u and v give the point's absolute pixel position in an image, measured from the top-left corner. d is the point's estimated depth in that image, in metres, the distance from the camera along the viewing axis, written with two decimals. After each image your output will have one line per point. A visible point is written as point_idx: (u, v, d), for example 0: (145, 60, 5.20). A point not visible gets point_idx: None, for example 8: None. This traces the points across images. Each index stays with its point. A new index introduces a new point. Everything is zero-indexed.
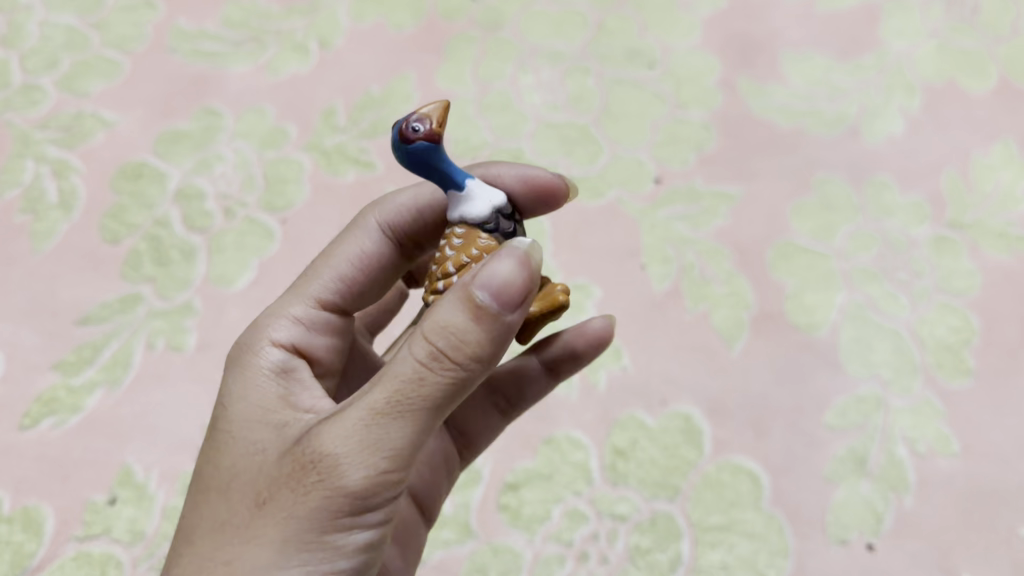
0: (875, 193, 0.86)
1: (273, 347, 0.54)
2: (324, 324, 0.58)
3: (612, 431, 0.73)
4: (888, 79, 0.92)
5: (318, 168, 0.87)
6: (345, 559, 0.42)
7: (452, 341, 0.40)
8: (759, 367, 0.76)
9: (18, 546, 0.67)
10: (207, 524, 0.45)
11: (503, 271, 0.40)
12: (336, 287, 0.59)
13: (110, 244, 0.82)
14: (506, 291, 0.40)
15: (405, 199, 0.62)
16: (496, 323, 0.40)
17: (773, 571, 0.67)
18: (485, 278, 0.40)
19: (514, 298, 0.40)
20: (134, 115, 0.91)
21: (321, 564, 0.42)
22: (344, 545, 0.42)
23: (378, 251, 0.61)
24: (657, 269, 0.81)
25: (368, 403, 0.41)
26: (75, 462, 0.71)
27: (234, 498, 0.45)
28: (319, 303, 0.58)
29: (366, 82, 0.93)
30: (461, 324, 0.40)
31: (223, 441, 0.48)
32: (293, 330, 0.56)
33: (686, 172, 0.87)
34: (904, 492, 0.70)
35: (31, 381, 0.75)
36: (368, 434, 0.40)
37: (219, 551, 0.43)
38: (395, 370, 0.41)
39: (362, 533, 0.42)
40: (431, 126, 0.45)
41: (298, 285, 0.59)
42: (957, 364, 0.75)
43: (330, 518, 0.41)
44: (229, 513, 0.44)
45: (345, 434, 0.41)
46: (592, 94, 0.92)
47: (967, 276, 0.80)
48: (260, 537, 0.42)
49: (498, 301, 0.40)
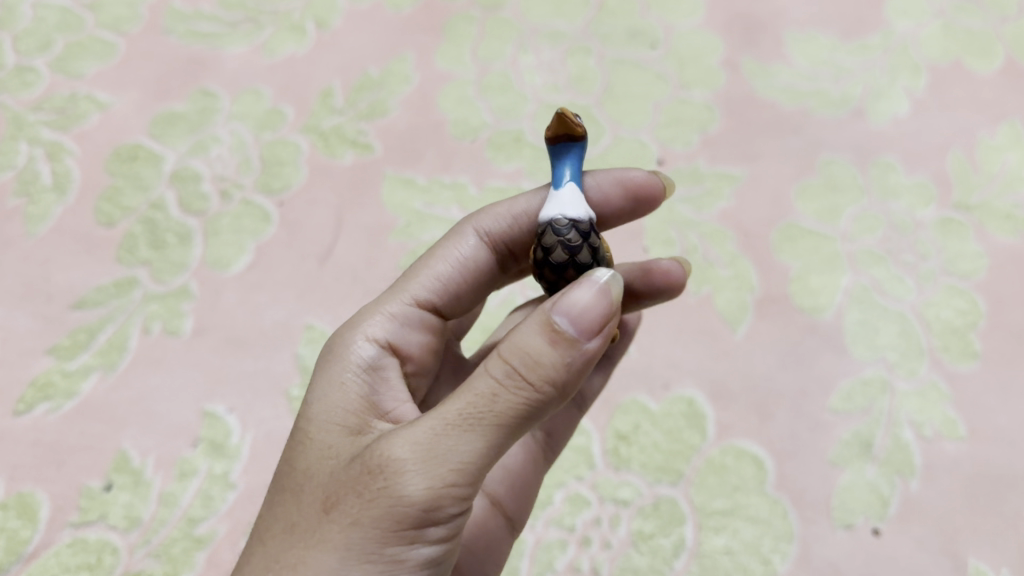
0: (880, 174, 0.85)
1: (367, 342, 0.54)
2: (422, 325, 0.58)
3: (615, 415, 0.72)
4: (893, 59, 0.91)
5: (315, 150, 0.86)
6: None
7: (528, 361, 0.40)
8: (764, 349, 0.75)
9: (13, 533, 0.66)
10: (278, 524, 0.44)
11: (584, 299, 0.41)
12: (435, 288, 0.59)
13: (104, 227, 0.81)
14: (586, 318, 0.41)
15: (504, 208, 0.60)
16: (573, 356, 0.41)
17: (777, 557, 0.66)
18: (567, 304, 0.41)
19: (593, 325, 0.41)
20: (129, 97, 0.90)
21: None
22: (407, 560, 0.41)
23: (476, 260, 0.60)
24: (660, 251, 0.80)
25: (442, 421, 0.40)
26: (70, 448, 0.70)
27: (303, 502, 0.44)
28: (416, 302, 0.58)
29: (364, 63, 0.92)
30: (538, 346, 0.40)
31: (299, 445, 0.48)
32: (392, 328, 0.56)
33: (688, 154, 0.86)
34: (910, 476, 0.69)
35: (25, 366, 0.74)
36: (436, 444, 0.40)
37: (282, 554, 0.42)
38: (472, 386, 0.40)
39: (424, 547, 0.41)
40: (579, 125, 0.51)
41: (399, 284, 0.59)
42: (963, 346, 0.74)
43: (392, 527, 0.40)
44: (299, 515, 0.43)
45: (418, 444, 0.40)
46: (593, 75, 0.91)
47: (973, 258, 0.79)
48: (324, 541, 0.41)
49: (576, 328, 0.41)
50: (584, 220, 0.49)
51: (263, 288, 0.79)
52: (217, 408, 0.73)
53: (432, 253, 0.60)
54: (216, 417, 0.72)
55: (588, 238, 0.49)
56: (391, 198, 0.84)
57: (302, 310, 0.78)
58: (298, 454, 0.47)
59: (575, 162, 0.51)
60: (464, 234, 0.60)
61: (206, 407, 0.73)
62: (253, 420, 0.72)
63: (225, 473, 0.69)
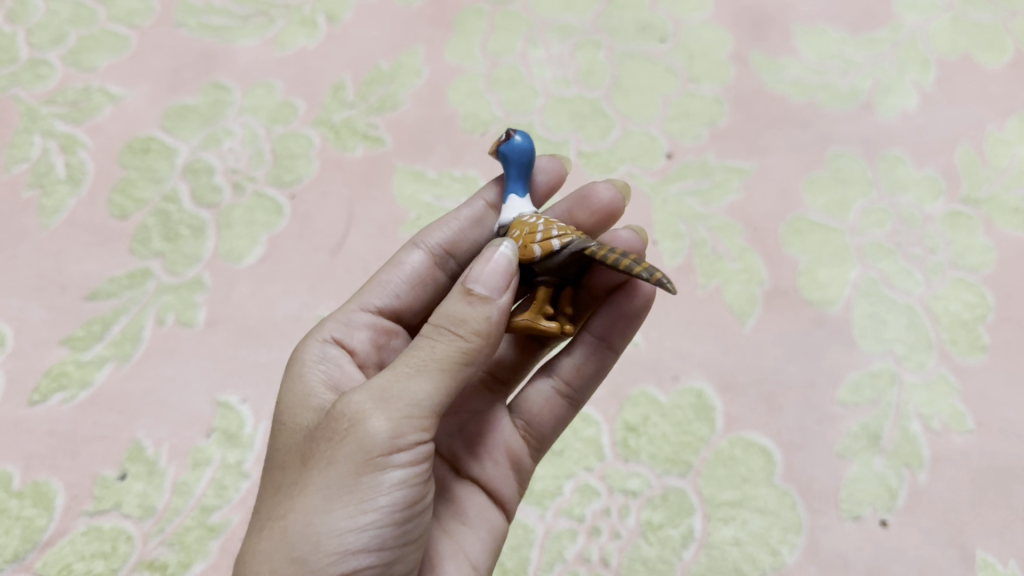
0: (889, 168, 0.85)
1: (318, 342, 0.56)
2: (370, 326, 0.59)
3: (624, 407, 0.73)
4: (901, 53, 0.91)
5: (326, 143, 0.87)
6: (385, 506, 0.42)
7: (454, 319, 0.44)
8: (772, 342, 0.75)
9: (28, 521, 0.67)
10: (264, 507, 0.45)
11: (491, 266, 0.46)
12: (381, 295, 0.60)
13: (118, 219, 0.82)
14: (496, 283, 0.46)
15: (447, 219, 0.62)
16: (492, 310, 0.45)
17: (785, 548, 0.67)
18: (475, 272, 0.46)
19: (501, 285, 0.46)
20: (142, 90, 0.91)
21: (363, 509, 0.42)
22: (384, 490, 0.42)
23: (423, 269, 0.62)
24: (669, 243, 0.80)
25: (392, 375, 0.44)
26: (85, 437, 0.71)
27: (285, 473, 0.46)
28: (365, 308, 0.60)
29: (374, 57, 0.93)
30: (461, 308, 0.44)
31: (271, 447, 0.50)
32: (339, 329, 0.58)
33: (698, 147, 0.86)
34: (918, 468, 0.69)
35: (40, 356, 0.74)
36: (388, 390, 0.43)
37: (273, 518, 0.44)
38: (412, 348, 0.44)
39: (398, 479, 0.43)
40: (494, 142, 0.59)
41: (351, 298, 0.61)
42: (971, 339, 0.75)
43: (363, 461, 0.42)
44: (281, 489, 0.45)
45: (373, 392, 0.43)
46: (602, 68, 0.92)
47: (982, 251, 0.79)
48: (305, 491, 0.43)
49: (489, 289, 0.45)
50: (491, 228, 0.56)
51: (275, 280, 0.80)
52: (231, 398, 0.74)
53: (384, 268, 0.62)
54: (229, 408, 0.73)
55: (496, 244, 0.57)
56: (401, 191, 0.85)
57: (314, 302, 0.79)
58: (272, 455, 0.49)
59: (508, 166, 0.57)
60: (410, 246, 0.62)
61: (220, 397, 0.74)
62: (265, 410, 0.73)
63: (239, 462, 0.70)
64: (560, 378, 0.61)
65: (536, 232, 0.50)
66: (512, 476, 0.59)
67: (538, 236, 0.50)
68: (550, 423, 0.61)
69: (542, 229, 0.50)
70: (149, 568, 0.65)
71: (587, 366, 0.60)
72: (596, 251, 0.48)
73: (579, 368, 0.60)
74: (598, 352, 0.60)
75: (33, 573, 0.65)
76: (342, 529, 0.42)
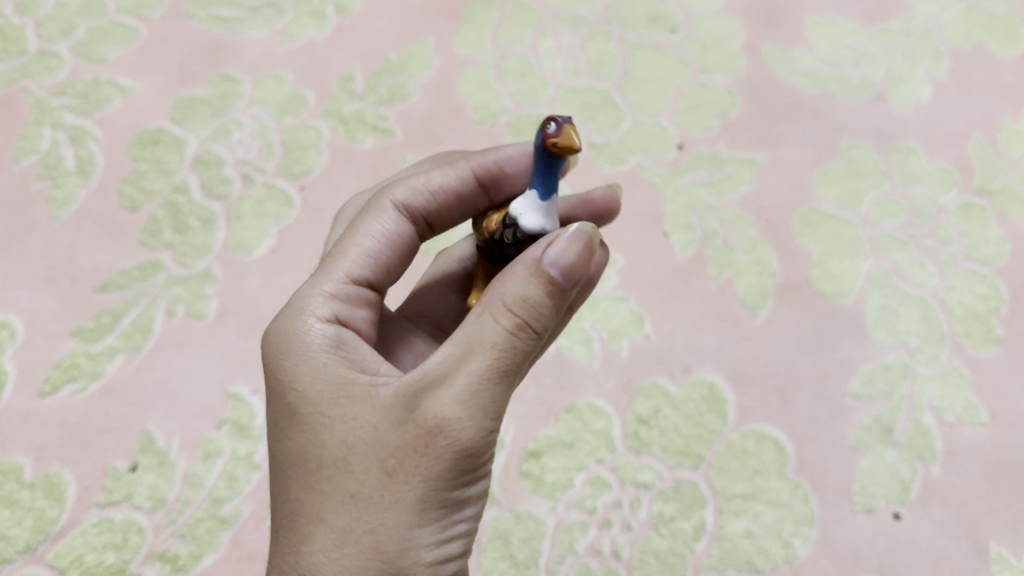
0: (902, 158, 0.85)
1: (319, 321, 0.49)
2: (365, 301, 0.52)
3: (635, 399, 0.72)
4: (914, 43, 0.91)
5: (336, 135, 0.87)
6: (466, 510, 0.44)
7: (530, 313, 0.43)
8: (783, 334, 0.75)
9: (40, 513, 0.67)
10: (324, 507, 0.42)
11: (562, 247, 0.44)
12: (365, 262, 0.53)
13: (128, 211, 0.82)
14: (569, 270, 0.44)
15: (419, 180, 0.57)
16: (556, 299, 0.44)
17: (798, 540, 0.66)
18: (556, 256, 0.44)
19: (575, 273, 0.45)
20: (151, 81, 0.90)
21: (450, 519, 0.43)
22: (466, 496, 0.44)
23: (401, 231, 0.55)
24: (680, 235, 0.80)
25: (481, 374, 0.42)
26: (95, 429, 0.70)
27: (343, 474, 0.42)
28: (351, 279, 0.52)
29: (384, 48, 0.92)
30: (533, 296, 0.43)
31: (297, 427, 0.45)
32: (338, 306, 0.50)
33: (709, 139, 0.86)
34: (931, 461, 0.69)
35: (50, 348, 0.74)
36: (482, 397, 0.42)
37: (351, 526, 0.42)
38: (485, 342, 0.42)
39: (475, 483, 0.44)
40: (547, 137, 0.49)
41: (322, 267, 0.52)
42: (985, 331, 0.74)
43: (458, 475, 0.42)
44: (345, 493, 0.42)
45: (470, 399, 0.42)
46: (612, 59, 0.91)
47: (996, 243, 0.79)
48: (396, 506, 0.41)
49: (563, 276, 0.44)
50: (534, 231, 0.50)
51: (286, 271, 0.80)
52: (242, 390, 0.73)
53: (356, 228, 0.54)
54: (239, 400, 0.73)
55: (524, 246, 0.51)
56: None
57: None
58: (303, 437, 0.44)
59: (542, 164, 0.50)
60: (385, 206, 0.55)
61: (231, 389, 0.73)
62: None
63: (249, 454, 0.70)
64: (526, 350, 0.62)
65: None
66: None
67: None
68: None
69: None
70: (159, 560, 0.65)
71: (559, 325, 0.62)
72: None
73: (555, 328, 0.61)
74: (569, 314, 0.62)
75: (45, 564, 0.65)
76: (433, 544, 0.42)
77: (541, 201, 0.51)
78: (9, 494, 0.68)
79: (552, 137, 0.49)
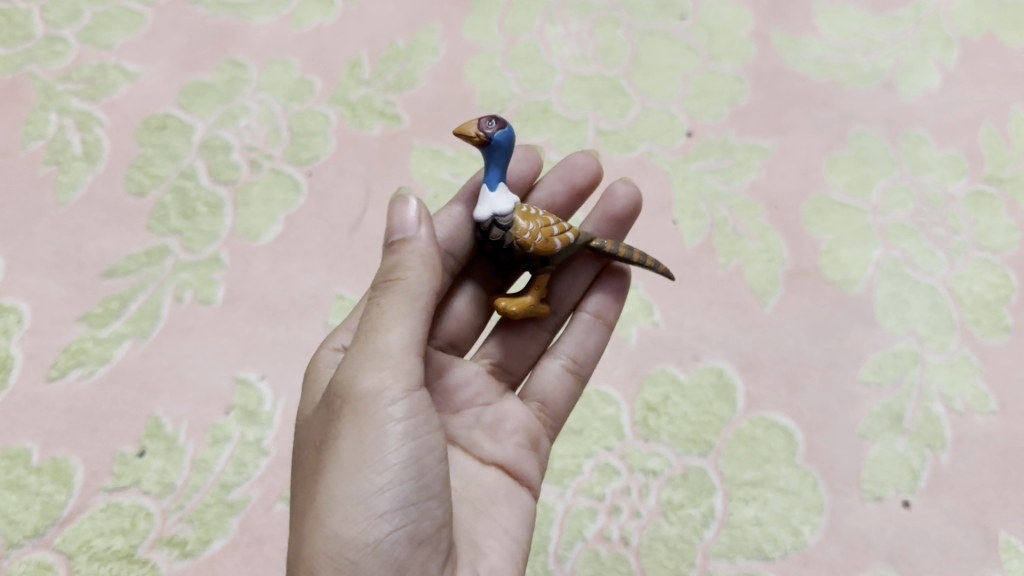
0: (912, 147, 0.84)
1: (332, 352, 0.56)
2: None
3: (644, 386, 0.72)
4: (924, 32, 0.90)
5: (343, 121, 0.86)
6: (395, 457, 0.45)
7: (391, 272, 0.48)
8: (792, 322, 0.75)
9: (48, 497, 0.66)
10: (298, 502, 0.49)
11: (398, 210, 0.49)
12: None
13: (135, 197, 0.82)
14: (403, 221, 0.49)
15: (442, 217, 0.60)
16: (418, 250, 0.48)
17: (807, 528, 0.66)
18: (393, 224, 0.49)
19: (413, 224, 0.49)
20: (158, 67, 0.90)
21: (374, 467, 0.45)
22: (386, 444, 0.45)
23: None
24: (688, 223, 0.80)
25: (368, 334, 0.47)
26: (103, 415, 0.70)
27: (307, 469, 0.49)
28: None
29: (391, 34, 0.92)
30: (393, 260, 0.48)
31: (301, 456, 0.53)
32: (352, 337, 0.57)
33: (718, 126, 0.86)
34: (941, 449, 0.69)
35: (57, 333, 0.74)
36: (365, 352, 0.46)
37: (305, 505, 0.47)
38: (366, 313, 0.48)
39: (397, 429, 0.46)
40: (468, 132, 0.52)
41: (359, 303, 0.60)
42: (995, 320, 0.74)
43: (364, 424, 0.45)
44: (307, 482, 0.48)
45: (361, 358, 0.46)
46: (621, 45, 0.91)
47: (1005, 232, 0.79)
48: (324, 472, 0.46)
49: (405, 232, 0.48)
50: (496, 217, 0.52)
51: (293, 258, 0.79)
52: (250, 374, 0.73)
53: None
54: (248, 385, 0.73)
55: (492, 235, 0.53)
56: (420, 169, 0.84)
57: (332, 279, 0.78)
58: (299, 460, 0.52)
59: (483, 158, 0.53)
60: None
61: (239, 374, 0.73)
62: (284, 387, 0.73)
63: (258, 439, 0.70)
64: (565, 356, 0.63)
65: (549, 225, 0.53)
66: (532, 457, 0.59)
67: (558, 226, 0.54)
68: (566, 399, 0.63)
69: (554, 223, 0.54)
70: (168, 545, 0.64)
71: (589, 340, 0.64)
72: (598, 244, 0.57)
73: (585, 343, 0.64)
74: (599, 327, 0.64)
75: (52, 549, 0.64)
76: (361, 492, 0.45)
77: (492, 191, 0.53)
78: (17, 478, 0.67)
79: (470, 132, 0.52)
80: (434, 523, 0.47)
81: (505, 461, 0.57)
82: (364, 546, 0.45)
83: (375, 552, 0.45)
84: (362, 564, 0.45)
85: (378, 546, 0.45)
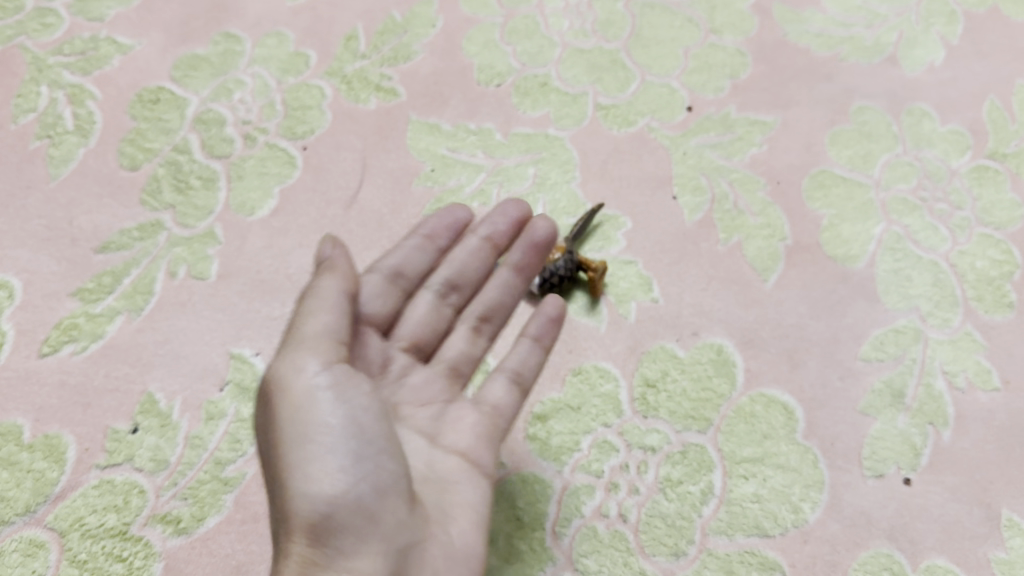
0: (915, 122, 0.83)
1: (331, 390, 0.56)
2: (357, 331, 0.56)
3: (643, 362, 0.71)
4: (927, 6, 0.90)
5: (339, 94, 0.85)
6: (329, 416, 0.47)
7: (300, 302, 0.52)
8: (793, 298, 0.74)
9: (39, 474, 0.65)
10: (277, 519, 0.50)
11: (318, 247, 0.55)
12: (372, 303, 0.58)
13: (128, 170, 0.80)
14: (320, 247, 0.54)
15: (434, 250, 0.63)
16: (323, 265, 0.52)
17: (807, 504, 0.65)
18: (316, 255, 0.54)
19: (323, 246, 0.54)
20: (151, 39, 0.89)
21: (312, 431, 0.47)
22: (317, 410, 0.48)
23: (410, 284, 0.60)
24: (689, 198, 0.79)
25: (288, 341, 0.50)
26: (96, 390, 0.69)
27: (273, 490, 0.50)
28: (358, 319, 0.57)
29: (388, 6, 0.91)
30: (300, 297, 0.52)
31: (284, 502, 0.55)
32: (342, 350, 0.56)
33: (719, 100, 0.85)
34: (942, 426, 0.68)
35: (49, 308, 0.73)
36: (282, 358, 0.50)
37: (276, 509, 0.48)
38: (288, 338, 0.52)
39: (323, 398, 0.48)
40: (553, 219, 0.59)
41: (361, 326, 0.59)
42: (997, 297, 0.73)
43: (292, 404, 0.48)
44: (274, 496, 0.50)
45: (282, 358, 0.50)
46: (621, 18, 0.90)
47: (1009, 208, 0.78)
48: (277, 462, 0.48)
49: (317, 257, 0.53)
50: None
51: (290, 233, 0.78)
52: (245, 350, 0.72)
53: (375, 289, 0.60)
54: (243, 360, 0.72)
55: None
56: (415, 144, 0.83)
57: None
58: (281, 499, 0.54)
59: None
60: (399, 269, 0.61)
61: (234, 350, 0.72)
62: None
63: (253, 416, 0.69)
64: (510, 371, 0.60)
65: None
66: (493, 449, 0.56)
67: None
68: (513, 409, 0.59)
69: None
70: (161, 522, 0.64)
71: (531, 360, 0.61)
72: None
73: (527, 360, 0.61)
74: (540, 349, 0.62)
75: (45, 526, 0.63)
76: (308, 458, 0.47)
77: None
78: (8, 455, 0.66)
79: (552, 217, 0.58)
80: (391, 477, 0.47)
81: (465, 449, 0.54)
82: (332, 499, 0.46)
83: (344, 503, 0.46)
84: (336, 516, 0.46)
85: (344, 496, 0.46)
